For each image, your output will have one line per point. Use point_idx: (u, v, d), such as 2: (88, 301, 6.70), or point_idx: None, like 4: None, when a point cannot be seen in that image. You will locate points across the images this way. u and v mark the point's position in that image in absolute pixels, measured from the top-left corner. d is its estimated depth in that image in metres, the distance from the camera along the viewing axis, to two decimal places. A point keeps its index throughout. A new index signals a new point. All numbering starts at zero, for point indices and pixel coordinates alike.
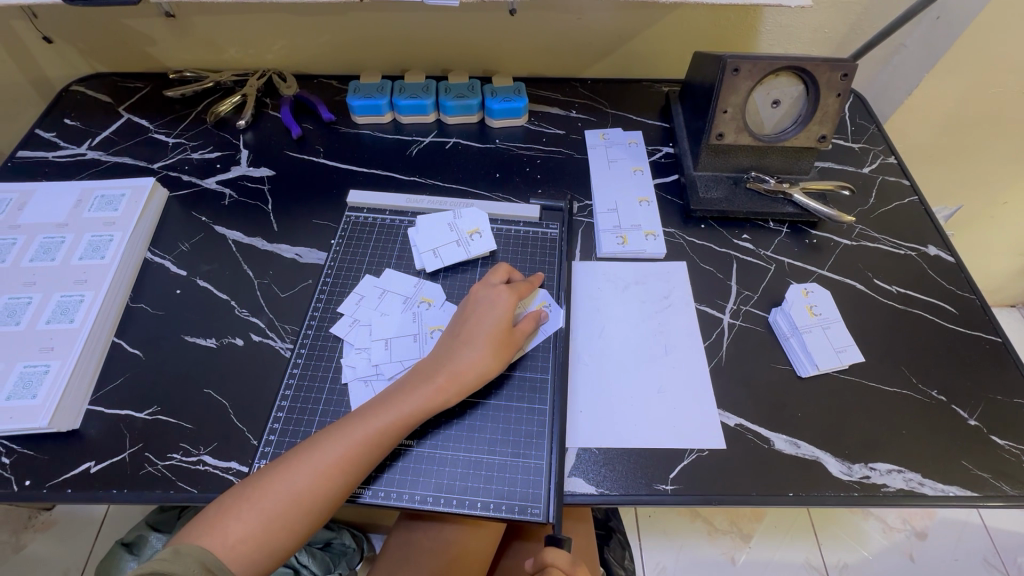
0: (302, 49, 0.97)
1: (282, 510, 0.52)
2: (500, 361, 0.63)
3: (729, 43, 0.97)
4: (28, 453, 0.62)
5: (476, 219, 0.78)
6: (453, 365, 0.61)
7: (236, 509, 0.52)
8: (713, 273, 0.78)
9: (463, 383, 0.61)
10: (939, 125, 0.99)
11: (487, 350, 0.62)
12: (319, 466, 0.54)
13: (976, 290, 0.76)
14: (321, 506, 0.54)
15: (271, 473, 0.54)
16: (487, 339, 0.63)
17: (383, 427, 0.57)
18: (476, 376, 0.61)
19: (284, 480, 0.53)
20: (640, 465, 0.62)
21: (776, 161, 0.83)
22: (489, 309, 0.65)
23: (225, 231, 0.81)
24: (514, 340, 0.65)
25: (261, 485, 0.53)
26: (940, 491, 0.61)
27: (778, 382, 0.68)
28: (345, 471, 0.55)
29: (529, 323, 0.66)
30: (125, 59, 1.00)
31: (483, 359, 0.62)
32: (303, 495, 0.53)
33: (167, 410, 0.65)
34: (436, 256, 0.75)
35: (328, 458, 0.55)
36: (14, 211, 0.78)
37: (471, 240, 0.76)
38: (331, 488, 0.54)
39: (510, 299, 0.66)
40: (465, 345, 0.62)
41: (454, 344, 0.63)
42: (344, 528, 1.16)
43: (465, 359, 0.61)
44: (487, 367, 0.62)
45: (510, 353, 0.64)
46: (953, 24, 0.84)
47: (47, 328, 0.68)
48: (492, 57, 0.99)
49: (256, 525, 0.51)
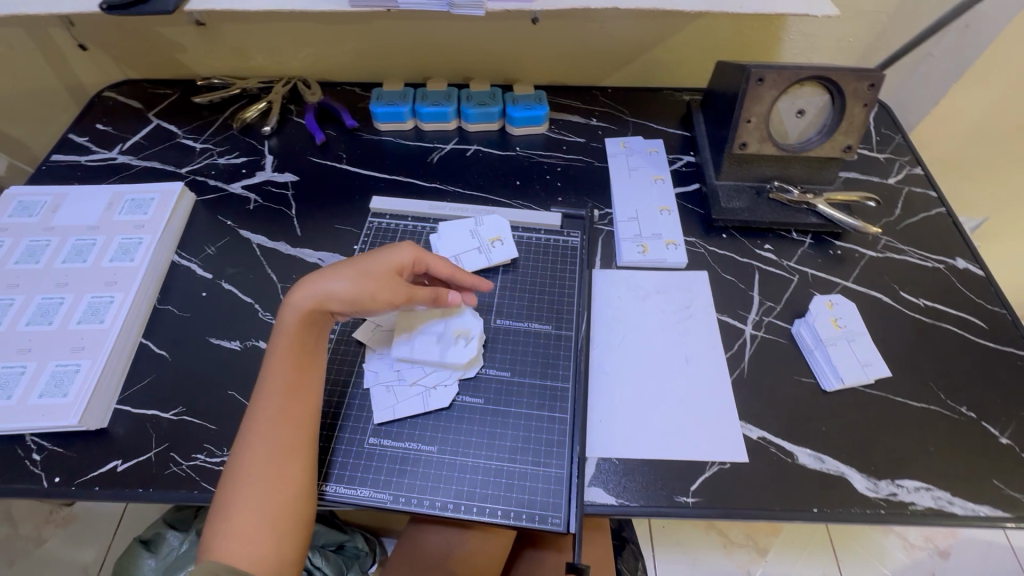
0: (327, 57, 0.99)
1: (253, 495, 0.53)
2: (371, 282, 0.63)
3: (751, 52, 0.96)
4: (58, 450, 0.63)
5: (498, 227, 0.78)
6: (309, 292, 0.62)
7: (219, 520, 0.52)
8: (735, 283, 0.77)
9: (330, 302, 0.62)
10: (967, 135, 0.98)
11: (349, 275, 0.63)
12: (258, 441, 0.55)
13: (1007, 304, 0.75)
14: (289, 477, 0.55)
15: (230, 478, 0.54)
16: (348, 266, 0.64)
17: (283, 379, 0.59)
18: (333, 296, 0.62)
19: (241, 476, 0.54)
20: (660, 477, 0.61)
21: (799, 171, 0.82)
22: (390, 244, 0.67)
23: (250, 235, 0.82)
24: (404, 280, 0.64)
25: (228, 490, 0.53)
26: (970, 511, 0.60)
27: (801, 395, 0.67)
28: (284, 433, 0.56)
29: (428, 292, 0.65)
30: (156, 66, 1.03)
31: (346, 281, 0.62)
32: (263, 473, 0.54)
33: (192, 411, 0.66)
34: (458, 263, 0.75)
35: (268, 436, 0.56)
36: (47, 214, 0.81)
37: (492, 247, 0.76)
38: (279, 451, 0.55)
39: (411, 248, 0.66)
40: (313, 278, 0.64)
41: (309, 276, 0.64)
42: (357, 531, 1.16)
43: (324, 286, 0.62)
44: (379, 287, 0.63)
45: (408, 274, 0.65)
46: (984, 33, 0.83)
47: (78, 327, 0.69)
48: (514, 65, 0.99)
49: (244, 524, 0.52)
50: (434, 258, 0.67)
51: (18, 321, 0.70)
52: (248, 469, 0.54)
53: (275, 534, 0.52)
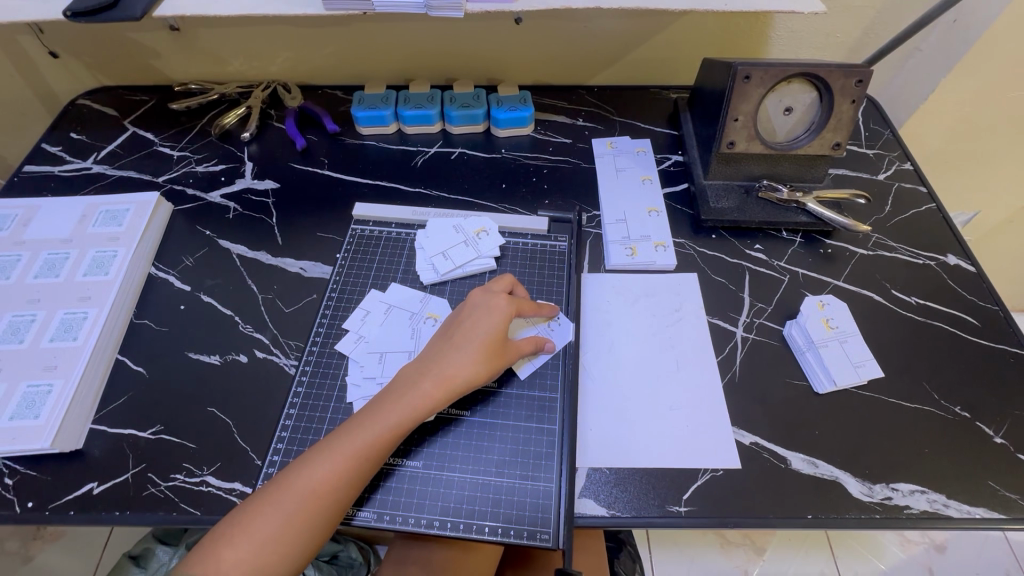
0: (307, 61, 0.97)
1: (277, 533, 0.51)
2: (489, 370, 0.60)
3: (739, 49, 0.95)
4: (31, 473, 0.61)
5: (481, 220, 0.78)
6: (440, 371, 0.59)
7: (229, 538, 0.50)
8: (724, 285, 0.76)
9: (451, 389, 0.59)
10: (956, 130, 0.97)
11: (475, 357, 0.60)
12: (308, 484, 0.52)
13: (999, 300, 0.74)
14: (317, 525, 0.52)
15: (260, 499, 0.52)
16: (475, 342, 0.61)
17: (368, 443, 0.55)
18: (455, 385, 0.59)
19: (274, 508, 0.51)
20: (652, 486, 0.60)
21: (789, 169, 0.81)
22: (486, 314, 0.63)
23: (229, 245, 0.80)
24: (509, 352, 0.63)
25: (252, 514, 0.51)
26: (966, 513, 0.59)
27: (795, 398, 0.66)
28: (335, 489, 0.53)
29: (529, 343, 0.64)
30: (130, 72, 1.00)
31: (468, 367, 0.59)
32: (302, 517, 0.51)
33: (170, 429, 0.64)
34: (446, 257, 0.74)
35: (317, 482, 0.53)
36: (18, 227, 0.78)
37: (549, 329, 0.69)
38: (324, 504, 0.52)
39: (509, 308, 0.64)
40: (444, 352, 0.61)
41: (441, 349, 0.61)
42: (351, 541, 1.14)
43: (451, 367, 0.59)
44: (474, 375, 0.60)
45: (500, 365, 0.62)
46: (971, 27, 0.82)
47: (50, 346, 0.67)
48: (498, 66, 0.98)
49: (251, 556, 0.49)
50: (524, 303, 0.66)
51: None
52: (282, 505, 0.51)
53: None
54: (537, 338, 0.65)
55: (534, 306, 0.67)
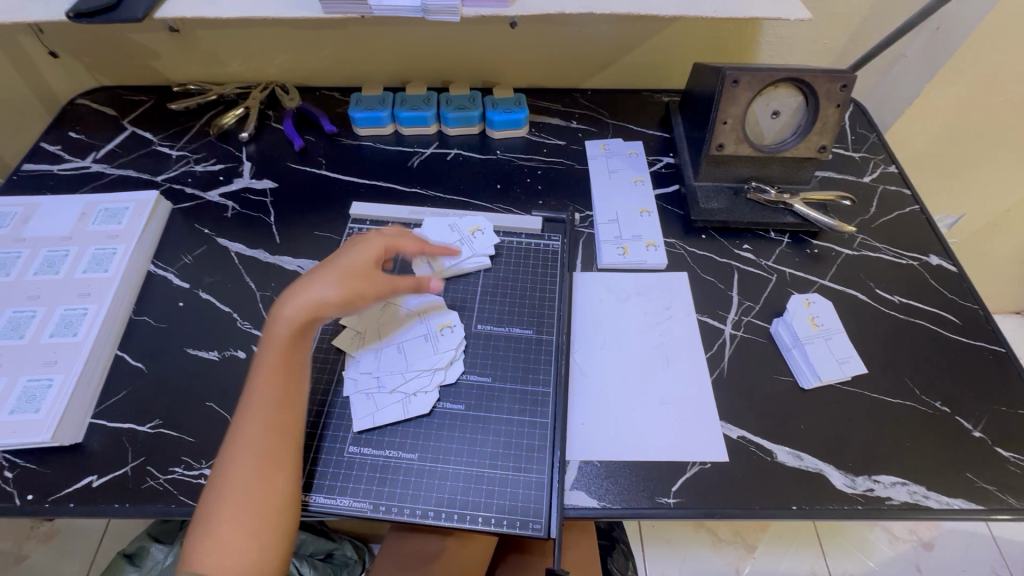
0: (305, 63, 0.98)
1: (228, 507, 0.52)
2: (352, 292, 0.63)
3: (729, 55, 0.97)
4: (31, 466, 0.62)
5: (476, 219, 0.80)
6: (298, 302, 0.62)
7: (200, 531, 0.52)
8: (713, 283, 0.78)
9: (307, 315, 0.61)
10: (940, 134, 0.99)
11: (335, 285, 0.63)
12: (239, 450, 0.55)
13: (979, 299, 0.76)
14: (264, 487, 0.54)
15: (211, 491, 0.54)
16: (319, 274, 0.64)
17: (261, 392, 0.58)
18: (316, 309, 0.61)
19: (219, 483, 0.54)
20: (641, 479, 0.62)
21: (776, 171, 0.83)
22: (345, 250, 0.66)
23: (228, 243, 0.81)
24: (374, 274, 0.65)
25: (208, 503, 0.53)
26: (945, 505, 0.61)
27: (781, 394, 0.68)
28: (264, 440, 0.56)
29: (407, 281, 0.66)
30: (129, 73, 1.01)
31: (330, 291, 0.62)
32: (242, 480, 0.54)
33: (169, 423, 0.65)
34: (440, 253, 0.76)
35: (245, 444, 0.55)
36: (18, 225, 0.79)
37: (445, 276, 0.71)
38: (255, 461, 0.55)
39: (376, 241, 0.67)
40: (300, 287, 0.63)
41: (299, 286, 0.63)
42: (346, 539, 1.15)
43: (311, 295, 0.62)
44: (332, 295, 0.62)
45: (369, 286, 0.64)
46: (953, 34, 0.85)
47: (50, 341, 0.68)
48: (493, 69, 0.99)
49: (219, 531, 0.51)
50: (398, 236, 0.69)
51: None
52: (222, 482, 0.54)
53: (249, 544, 0.51)
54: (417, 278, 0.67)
55: (414, 243, 0.70)
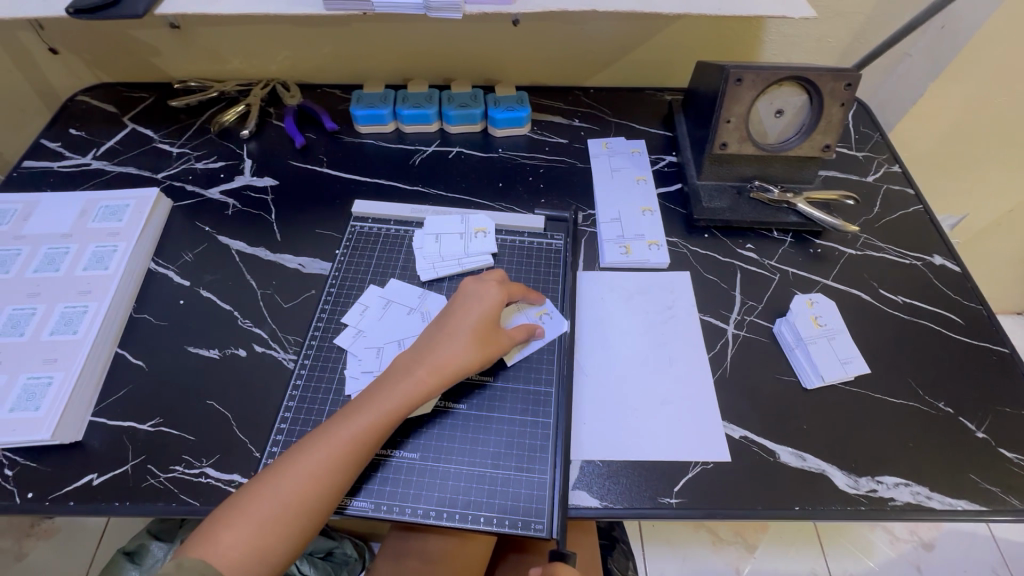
0: (306, 60, 0.98)
1: (274, 516, 0.51)
2: (484, 357, 0.63)
3: (732, 53, 0.97)
4: (31, 464, 0.62)
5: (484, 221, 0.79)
6: (435, 357, 0.61)
7: (228, 521, 0.51)
8: (716, 283, 0.77)
9: (446, 376, 0.60)
10: (944, 134, 0.99)
11: (471, 344, 0.62)
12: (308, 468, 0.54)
13: (983, 300, 0.76)
14: (314, 508, 0.53)
15: (254, 486, 0.53)
16: (466, 333, 0.63)
17: (365, 426, 0.57)
18: (455, 372, 0.61)
19: (272, 489, 0.52)
20: (644, 479, 0.61)
21: (780, 170, 0.82)
22: (476, 303, 0.65)
23: (229, 241, 0.81)
24: (501, 341, 0.65)
25: (250, 499, 0.52)
26: (949, 506, 0.60)
27: (783, 393, 0.68)
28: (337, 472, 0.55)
29: (522, 330, 0.66)
30: (130, 69, 1.01)
31: (467, 355, 0.62)
32: (297, 497, 0.52)
33: (169, 421, 0.65)
34: (437, 241, 0.77)
35: (316, 462, 0.54)
36: (18, 222, 0.79)
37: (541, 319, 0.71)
38: (320, 488, 0.53)
39: (499, 297, 0.66)
40: (441, 339, 0.62)
41: (435, 338, 0.63)
42: (346, 538, 1.15)
43: (447, 354, 0.61)
44: (468, 361, 0.62)
45: (493, 351, 0.64)
46: (958, 33, 0.84)
47: (50, 339, 0.68)
48: (495, 67, 0.99)
49: (251, 535, 0.50)
50: (515, 288, 0.68)
51: None
52: (281, 488, 0.52)
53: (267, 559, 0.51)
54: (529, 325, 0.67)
55: (523, 291, 0.69)
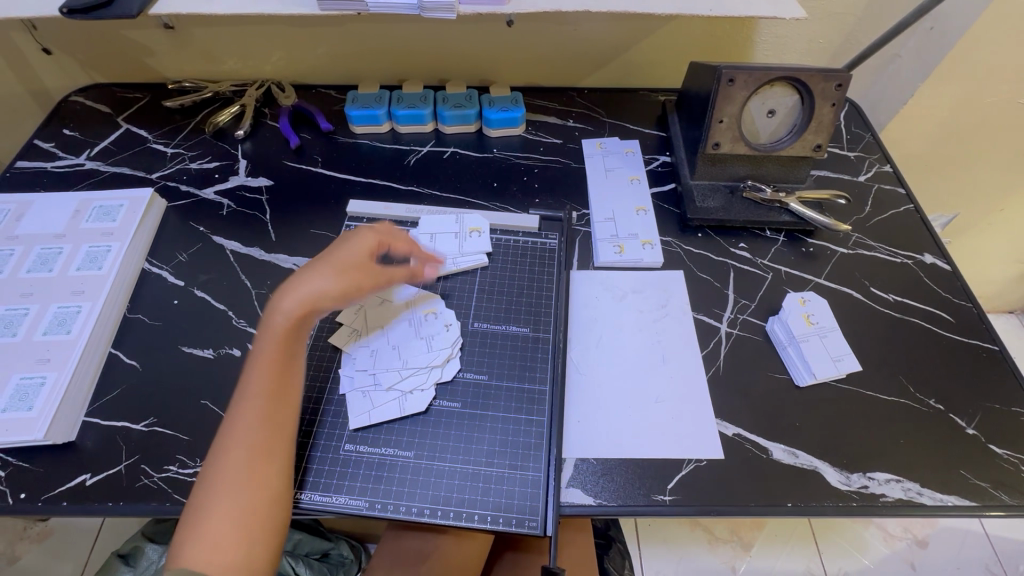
0: (301, 60, 0.98)
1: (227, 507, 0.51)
2: (352, 285, 0.61)
3: (724, 54, 0.97)
4: (24, 465, 0.62)
5: (478, 221, 0.79)
6: (293, 290, 0.59)
7: (189, 528, 0.51)
8: (709, 282, 0.78)
9: (304, 305, 0.59)
10: (935, 134, 1.00)
11: (310, 274, 0.61)
12: (232, 445, 0.54)
13: (972, 298, 0.77)
14: (265, 487, 0.53)
15: (197, 488, 0.53)
16: (323, 264, 0.61)
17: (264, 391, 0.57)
18: (308, 306, 0.59)
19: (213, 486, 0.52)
20: (637, 476, 0.62)
21: (772, 170, 0.83)
22: (346, 242, 0.64)
23: (223, 241, 0.81)
24: (371, 269, 0.63)
25: (198, 500, 0.52)
26: (939, 501, 0.61)
27: (775, 391, 0.68)
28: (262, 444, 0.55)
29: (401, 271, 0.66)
30: (124, 70, 1.01)
31: (330, 284, 0.60)
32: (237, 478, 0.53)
33: (163, 421, 0.65)
34: (432, 240, 0.77)
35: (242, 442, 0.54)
36: (11, 222, 0.78)
37: (520, 329, 0.71)
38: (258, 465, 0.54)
39: (373, 234, 0.65)
40: (297, 276, 0.61)
41: (291, 280, 0.61)
42: (342, 538, 1.15)
43: (309, 287, 0.59)
44: (326, 288, 0.60)
45: (365, 278, 0.62)
46: (948, 33, 0.85)
47: (44, 339, 0.67)
48: (490, 67, 0.99)
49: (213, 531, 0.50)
50: (396, 238, 0.67)
51: None
52: (219, 476, 0.53)
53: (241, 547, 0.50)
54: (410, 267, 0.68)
55: (416, 248, 0.69)
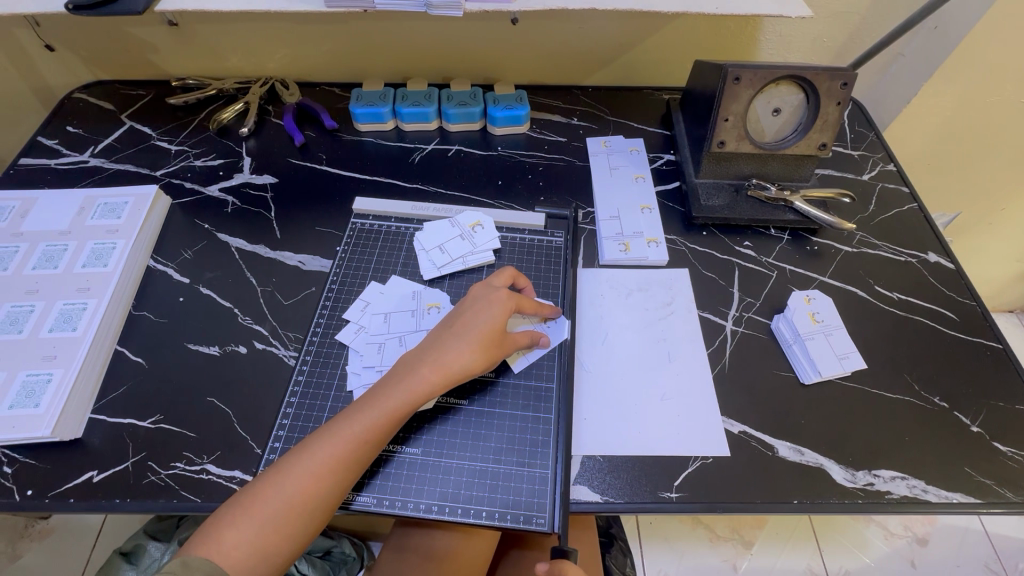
0: (305, 58, 0.98)
1: (277, 517, 0.51)
2: (486, 360, 0.62)
3: (729, 52, 0.98)
4: (31, 461, 0.62)
5: (476, 214, 0.80)
6: (439, 359, 0.60)
7: (231, 521, 0.51)
8: (714, 280, 0.78)
9: (451, 376, 0.60)
10: (938, 133, 1.00)
11: (472, 345, 0.61)
12: (311, 471, 0.53)
13: (977, 296, 0.77)
14: (316, 513, 0.53)
15: (265, 479, 0.53)
16: (472, 333, 0.62)
17: (368, 427, 0.56)
18: (457, 374, 0.60)
19: (276, 489, 0.52)
20: (644, 473, 0.62)
21: (777, 168, 0.83)
22: (486, 307, 0.64)
23: (228, 239, 0.81)
24: (506, 346, 0.64)
25: (255, 497, 0.52)
26: (944, 498, 0.61)
27: (781, 388, 0.68)
28: (339, 472, 0.54)
29: (526, 338, 0.66)
30: (127, 67, 1.00)
31: (470, 357, 0.61)
32: (304, 498, 0.52)
33: (170, 418, 0.65)
34: (443, 252, 0.76)
35: (321, 461, 0.54)
36: (16, 219, 0.78)
37: (543, 326, 0.70)
38: (322, 490, 0.53)
39: (509, 303, 0.64)
40: (451, 339, 0.62)
41: (440, 338, 0.62)
42: (344, 537, 1.15)
43: (447, 357, 0.60)
44: (472, 363, 0.61)
45: (498, 355, 0.63)
46: (952, 33, 0.85)
47: (50, 336, 0.67)
48: (495, 65, 0.99)
49: (254, 534, 0.50)
50: (524, 299, 0.67)
51: None
52: (288, 484, 0.53)
53: (269, 557, 0.51)
54: (533, 332, 0.67)
55: (533, 303, 0.68)
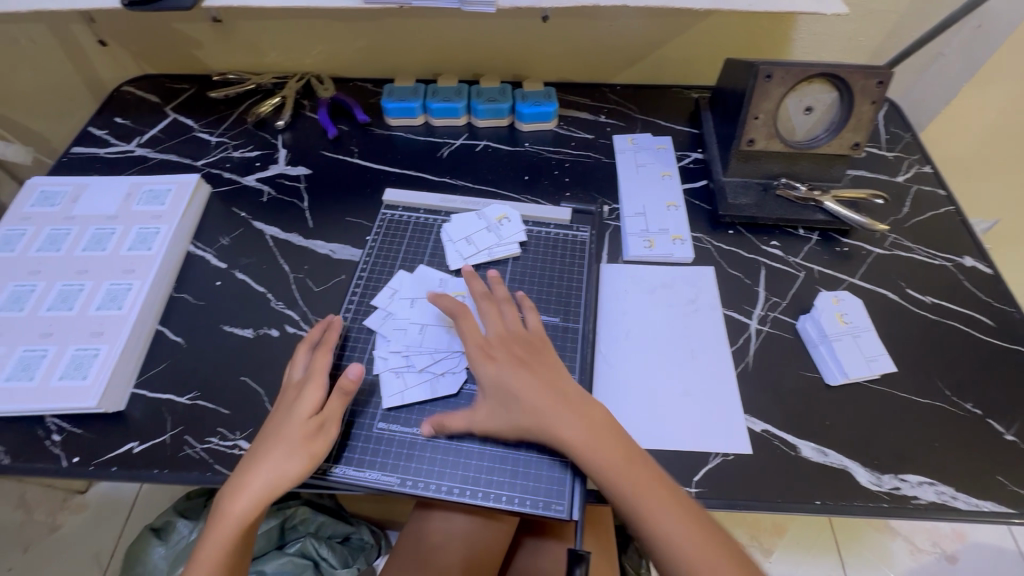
0: (340, 54, 1.01)
1: None
2: (308, 451, 0.58)
3: (761, 50, 0.97)
4: (77, 431, 0.65)
5: (504, 207, 0.81)
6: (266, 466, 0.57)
7: None
8: (740, 278, 0.78)
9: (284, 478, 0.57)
10: (978, 134, 0.98)
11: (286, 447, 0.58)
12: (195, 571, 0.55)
13: (1015, 302, 0.75)
14: None
15: None
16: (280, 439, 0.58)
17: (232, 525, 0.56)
18: (286, 474, 0.57)
19: None
20: (663, 467, 0.62)
21: (808, 168, 0.82)
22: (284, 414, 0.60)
23: (263, 227, 0.84)
24: (325, 427, 0.60)
25: None
26: (974, 506, 0.60)
27: (805, 389, 0.68)
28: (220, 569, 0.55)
29: (338, 400, 0.61)
30: (173, 62, 1.05)
31: (291, 457, 0.57)
32: None
33: (206, 395, 0.68)
34: (470, 243, 0.78)
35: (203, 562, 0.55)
36: (68, 204, 0.83)
37: (556, 319, 0.72)
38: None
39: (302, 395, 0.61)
40: (263, 448, 0.58)
41: (261, 445, 0.58)
42: (363, 524, 1.18)
43: (274, 463, 0.57)
44: (297, 459, 0.57)
45: (321, 439, 0.59)
46: (996, 31, 0.83)
47: (97, 314, 0.71)
48: (524, 63, 1.01)
49: None
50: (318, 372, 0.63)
51: (40, 307, 0.72)
52: None
53: None
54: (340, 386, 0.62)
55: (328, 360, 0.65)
